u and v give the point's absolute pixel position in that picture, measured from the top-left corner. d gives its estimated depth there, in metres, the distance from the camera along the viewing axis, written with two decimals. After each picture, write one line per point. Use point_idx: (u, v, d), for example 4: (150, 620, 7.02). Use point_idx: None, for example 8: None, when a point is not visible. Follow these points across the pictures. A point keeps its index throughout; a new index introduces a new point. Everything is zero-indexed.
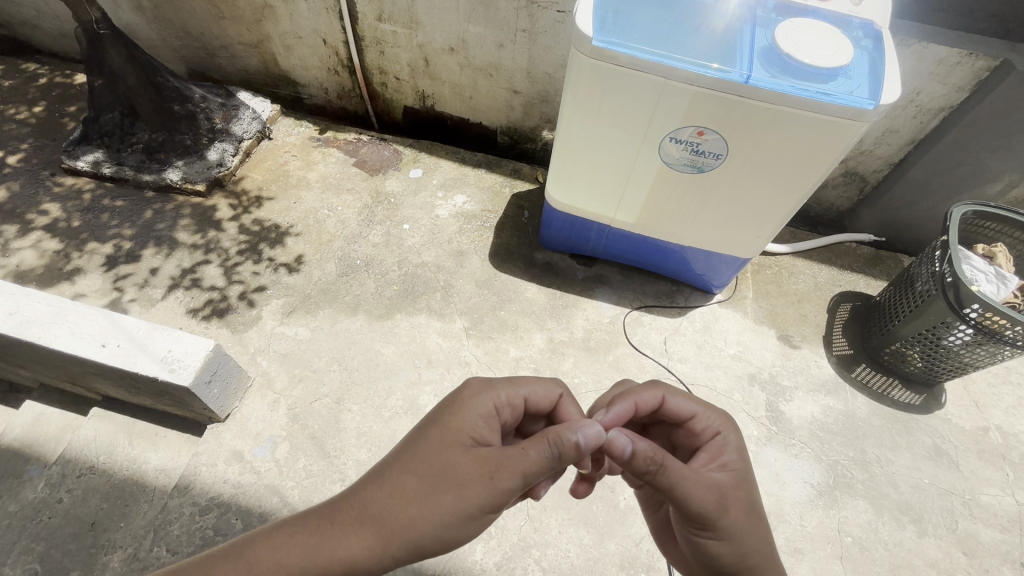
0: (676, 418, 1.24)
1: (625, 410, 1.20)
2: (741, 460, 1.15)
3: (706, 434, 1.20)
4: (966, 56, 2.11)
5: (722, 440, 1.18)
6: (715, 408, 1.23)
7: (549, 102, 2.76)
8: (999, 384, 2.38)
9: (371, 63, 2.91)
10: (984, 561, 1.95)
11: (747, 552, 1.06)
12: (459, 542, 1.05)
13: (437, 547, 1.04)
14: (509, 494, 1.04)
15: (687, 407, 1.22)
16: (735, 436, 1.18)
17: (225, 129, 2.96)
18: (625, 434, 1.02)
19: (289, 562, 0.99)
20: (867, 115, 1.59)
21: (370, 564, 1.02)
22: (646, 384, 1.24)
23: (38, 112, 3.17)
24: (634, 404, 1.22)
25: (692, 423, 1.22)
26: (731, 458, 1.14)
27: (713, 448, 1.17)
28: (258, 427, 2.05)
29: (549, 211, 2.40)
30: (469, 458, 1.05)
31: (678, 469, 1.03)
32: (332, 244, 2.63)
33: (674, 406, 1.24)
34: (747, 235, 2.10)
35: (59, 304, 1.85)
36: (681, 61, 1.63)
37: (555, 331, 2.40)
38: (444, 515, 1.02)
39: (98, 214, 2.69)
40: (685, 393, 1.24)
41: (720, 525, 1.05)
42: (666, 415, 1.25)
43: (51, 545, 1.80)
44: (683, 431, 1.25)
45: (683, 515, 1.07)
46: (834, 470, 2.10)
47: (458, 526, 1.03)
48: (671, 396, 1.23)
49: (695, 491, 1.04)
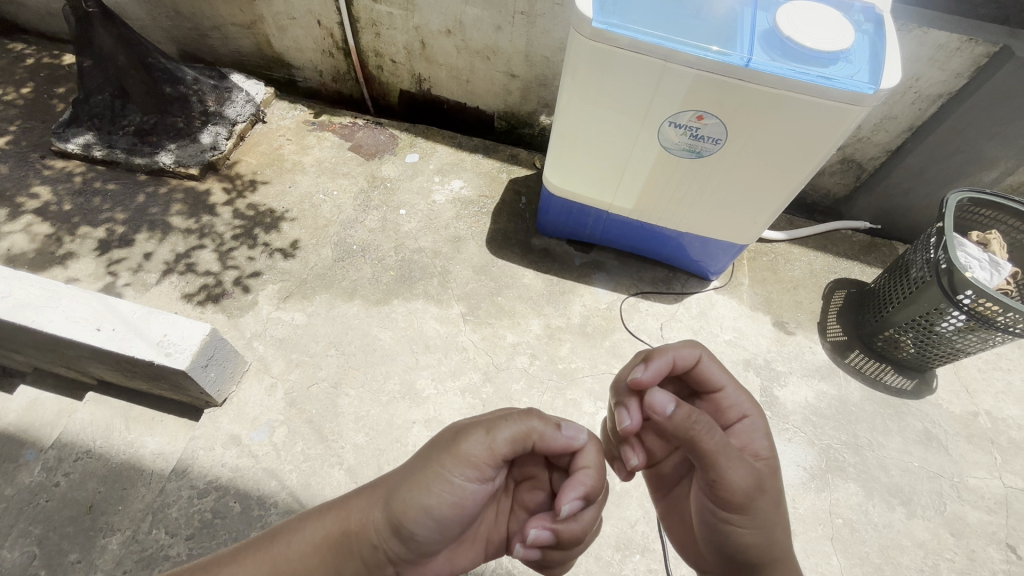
0: (706, 386, 1.23)
1: (664, 364, 1.16)
2: (770, 448, 1.16)
3: (735, 413, 1.21)
4: (966, 42, 2.11)
5: (750, 423, 1.19)
6: (745, 390, 1.22)
7: (547, 87, 2.74)
8: (990, 370, 2.41)
9: (366, 46, 2.87)
10: (971, 542, 1.99)
11: (773, 540, 1.08)
12: (424, 513, 0.99)
13: (401, 511, 0.99)
14: (473, 459, 1.00)
15: (719, 379, 1.22)
16: (762, 421, 1.20)
17: (218, 112, 2.91)
18: (667, 395, 1.05)
19: (303, 524, 1.05)
20: (868, 99, 1.59)
21: (360, 524, 1.03)
22: (685, 343, 1.20)
23: (25, 93, 3.11)
24: (672, 361, 1.18)
25: (720, 397, 1.22)
26: (761, 446, 1.16)
27: (743, 432, 1.19)
28: (255, 411, 2.05)
29: (547, 197, 2.39)
30: (451, 429, 1.08)
31: (725, 444, 1.04)
32: (328, 229, 2.61)
33: (707, 371, 1.22)
34: (745, 220, 2.11)
35: (52, 288, 1.83)
36: (682, 44, 1.62)
37: (553, 317, 2.40)
38: (413, 476, 1.01)
39: (90, 197, 2.66)
40: (722, 363, 1.22)
41: (755, 507, 1.06)
42: (696, 378, 1.24)
43: (49, 528, 1.80)
44: (707, 405, 1.25)
45: (719, 495, 1.07)
46: (826, 454, 2.13)
47: (421, 488, 0.99)
48: (708, 359, 1.21)
49: (737, 470, 1.04)
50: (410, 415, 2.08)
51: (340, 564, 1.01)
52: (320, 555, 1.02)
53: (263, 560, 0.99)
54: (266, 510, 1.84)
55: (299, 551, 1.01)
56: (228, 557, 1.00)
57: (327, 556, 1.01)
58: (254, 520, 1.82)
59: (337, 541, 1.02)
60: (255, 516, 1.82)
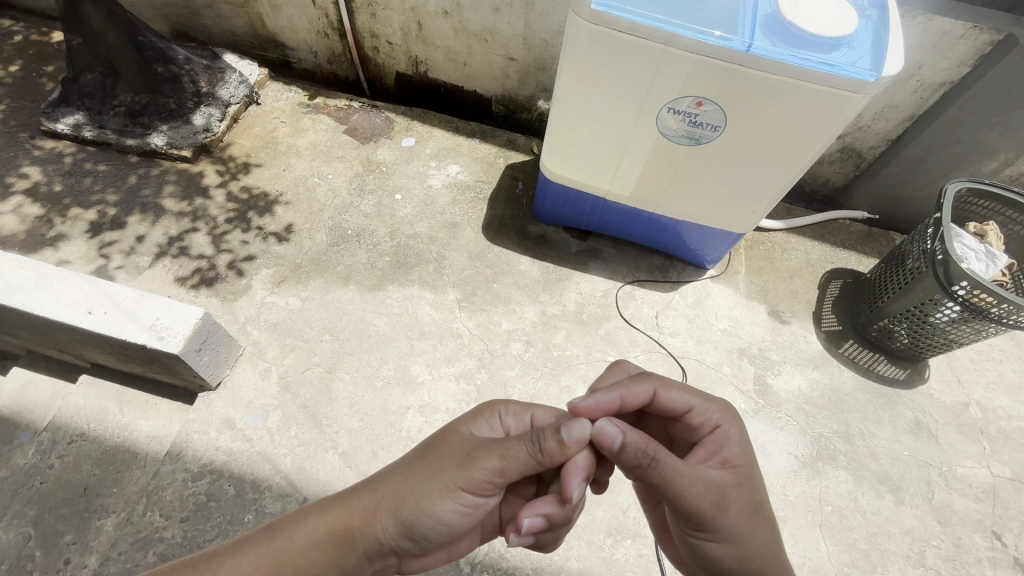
0: (673, 410, 1.23)
1: (608, 398, 1.19)
2: (743, 454, 1.15)
3: (706, 426, 1.21)
4: (970, 29, 2.08)
5: (722, 433, 1.18)
6: (713, 401, 1.22)
7: (546, 70, 2.69)
8: (982, 360, 2.42)
9: (362, 27, 2.81)
10: (957, 529, 2.02)
11: (748, 552, 1.06)
12: (436, 520, 1.03)
13: (414, 515, 1.02)
14: (486, 479, 1.02)
15: (683, 401, 1.21)
16: (736, 431, 1.18)
17: (210, 93, 2.86)
18: (615, 425, 1.04)
19: (304, 519, 1.05)
20: (869, 87, 1.56)
21: (364, 524, 1.03)
22: (637, 377, 1.22)
23: (14, 71, 3.05)
24: (622, 398, 1.20)
25: (690, 417, 1.21)
26: (732, 454, 1.14)
27: (713, 443, 1.18)
28: (250, 396, 2.04)
29: (544, 183, 2.37)
30: (458, 440, 1.08)
31: (674, 471, 1.03)
32: (323, 213, 2.59)
33: (668, 400, 1.22)
34: (743, 209, 2.09)
35: (42, 269, 1.81)
36: (683, 28, 1.59)
37: (548, 304, 2.40)
38: (425, 487, 1.02)
39: (81, 178, 2.62)
40: (680, 385, 1.21)
41: (720, 524, 1.05)
42: (662, 407, 1.24)
43: (43, 510, 1.81)
44: (681, 425, 1.24)
45: (681, 515, 1.08)
46: (817, 442, 2.15)
47: (435, 499, 1.02)
48: (664, 390, 1.21)
49: (690, 490, 1.03)
50: (405, 400, 2.08)
51: (342, 557, 1.02)
52: (322, 548, 1.02)
53: (265, 554, 0.99)
54: (260, 494, 1.84)
55: (301, 545, 1.01)
56: (228, 555, 0.99)
57: (329, 552, 1.02)
58: (248, 503, 1.82)
59: (341, 538, 1.03)
60: (249, 499, 1.83)
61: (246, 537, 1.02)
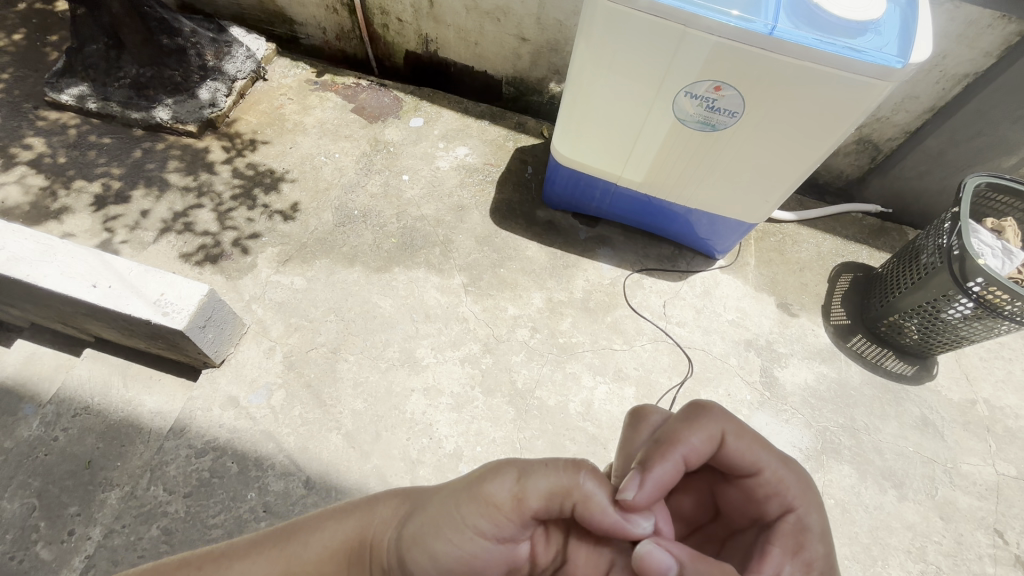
0: (737, 469, 1.00)
1: (666, 473, 0.96)
2: (825, 554, 0.95)
3: (776, 506, 0.99)
4: (998, 19, 2.03)
5: (796, 520, 0.98)
6: (788, 468, 1.00)
7: (559, 52, 2.64)
8: (991, 359, 2.40)
9: (372, 3, 2.76)
10: (960, 526, 2.01)
11: None
12: (434, 542, 0.96)
13: (416, 540, 0.96)
14: (498, 504, 0.94)
15: (753, 460, 0.98)
16: (815, 518, 0.98)
17: (217, 68, 2.81)
18: (667, 554, 0.85)
19: (323, 523, 1.02)
20: (895, 74, 1.52)
21: (377, 538, 1.01)
22: (698, 427, 0.97)
23: (18, 40, 2.99)
24: (682, 460, 0.97)
25: (758, 479, 0.99)
26: (815, 555, 0.94)
27: (787, 534, 0.97)
28: (253, 374, 2.04)
29: (555, 167, 2.32)
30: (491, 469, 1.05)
31: None
32: (329, 192, 2.56)
33: (736, 455, 0.99)
34: (758, 199, 2.05)
35: (46, 241, 1.79)
36: (705, 8, 1.54)
37: (555, 290, 2.37)
38: (439, 512, 0.97)
39: (85, 151, 2.59)
40: (752, 440, 0.99)
41: None
42: (724, 463, 1.01)
43: (48, 481, 1.81)
44: (739, 490, 1.03)
45: None
46: (823, 436, 2.13)
47: (442, 512, 0.97)
48: (734, 437, 0.98)
49: None
50: (409, 382, 2.08)
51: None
52: (333, 562, 0.99)
53: (278, 558, 0.96)
54: (262, 471, 1.85)
55: (314, 554, 0.98)
56: (243, 548, 0.98)
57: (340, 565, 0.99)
58: (252, 481, 1.83)
59: (351, 554, 1.00)
60: (252, 477, 1.83)
61: (264, 535, 1.00)
